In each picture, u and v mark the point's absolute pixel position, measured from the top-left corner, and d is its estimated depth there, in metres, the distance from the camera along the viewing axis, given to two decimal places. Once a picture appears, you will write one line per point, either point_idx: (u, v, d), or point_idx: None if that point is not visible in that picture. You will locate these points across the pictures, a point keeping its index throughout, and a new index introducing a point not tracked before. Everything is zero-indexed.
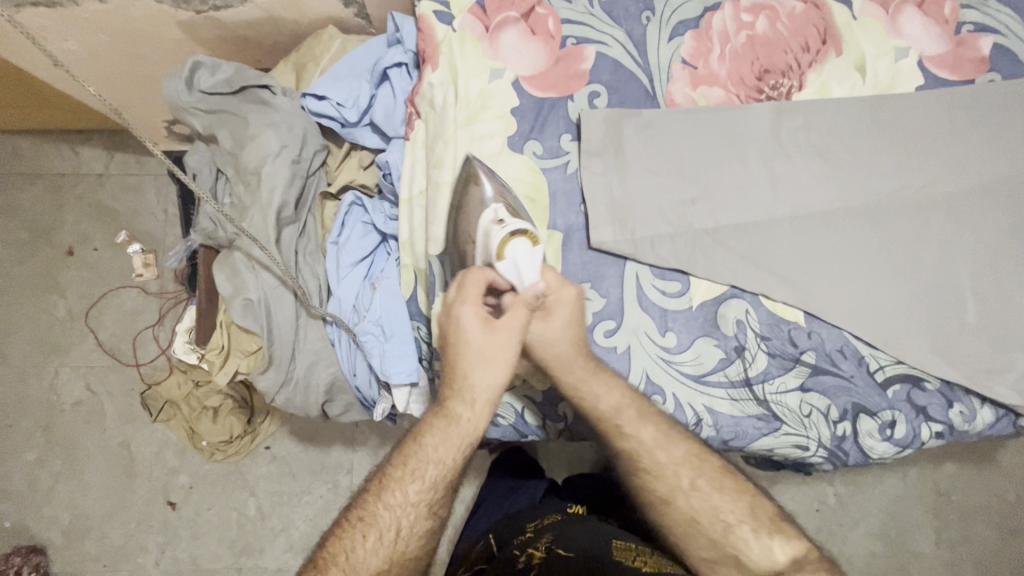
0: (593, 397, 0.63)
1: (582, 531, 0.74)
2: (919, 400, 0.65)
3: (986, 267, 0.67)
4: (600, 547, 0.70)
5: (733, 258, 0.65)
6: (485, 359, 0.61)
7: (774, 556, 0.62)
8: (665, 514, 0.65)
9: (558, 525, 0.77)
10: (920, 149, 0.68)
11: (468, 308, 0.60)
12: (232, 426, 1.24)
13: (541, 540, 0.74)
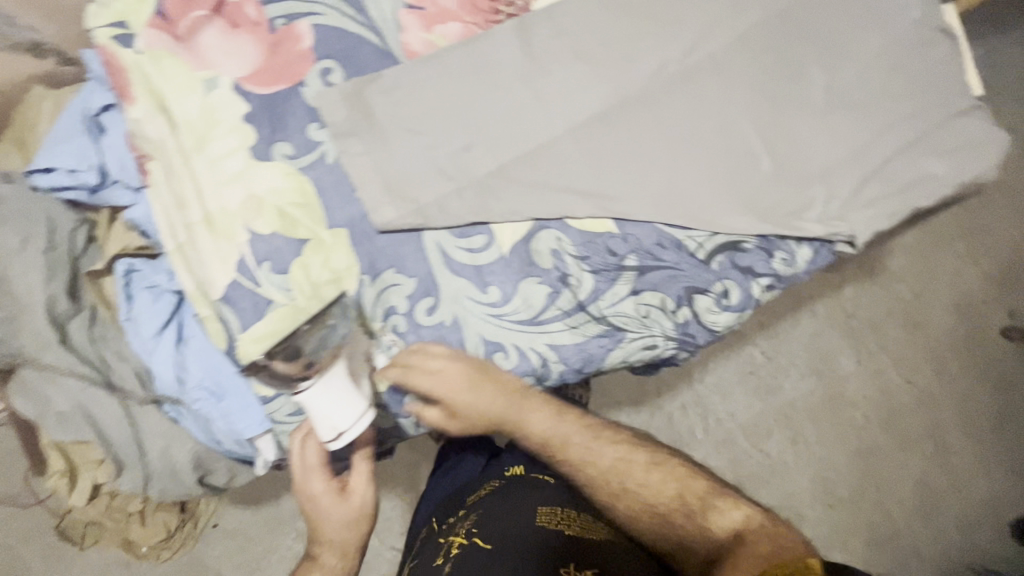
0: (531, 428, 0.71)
1: (505, 512, 0.75)
2: (743, 262, 0.67)
3: (765, 114, 0.68)
4: (518, 530, 0.71)
5: (526, 191, 0.63)
6: (342, 523, 0.70)
7: (714, 529, 0.66)
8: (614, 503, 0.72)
9: (490, 501, 0.78)
10: (672, 18, 0.67)
11: (314, 485, 0.67)
12: (166, 522, 1.14)
13: (466, 521, 0.76)
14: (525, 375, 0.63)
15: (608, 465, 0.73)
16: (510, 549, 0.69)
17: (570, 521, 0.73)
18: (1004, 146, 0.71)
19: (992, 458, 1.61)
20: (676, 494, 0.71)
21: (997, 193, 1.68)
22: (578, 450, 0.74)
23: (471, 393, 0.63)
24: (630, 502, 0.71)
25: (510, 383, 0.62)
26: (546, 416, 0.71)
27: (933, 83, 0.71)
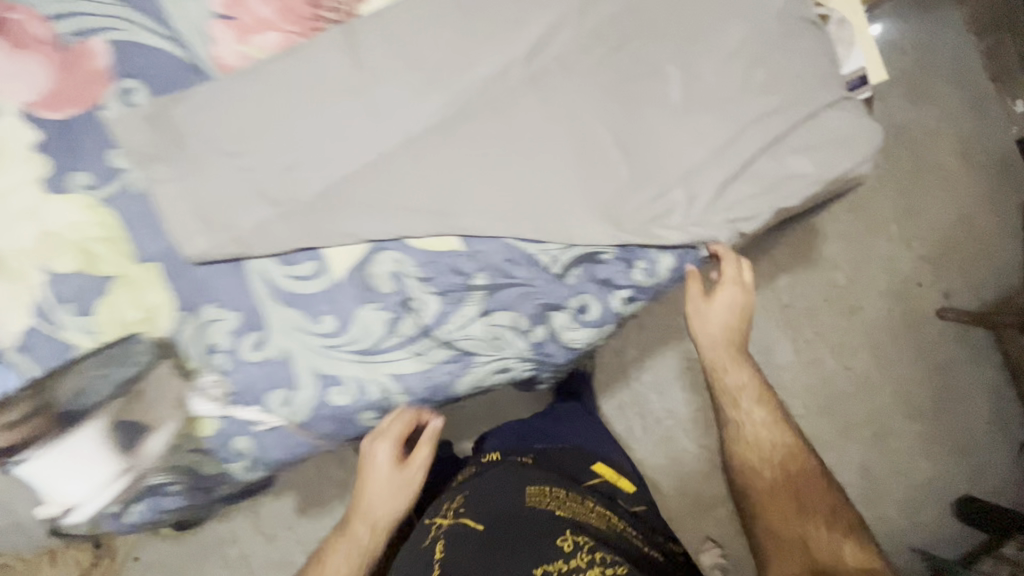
0: (731, 379, 0.88)
1: (495, 491, 0.84)
2: (601, 274, 0.64)
3: (621, 116, 0.64)
4: (506, 512, 0.80)
5: (358, 212, 0.59)
6: (388, 501, 0.79)
7: (842, 552, 0.75)
8: (751, 484, 0.85)
9: (478, 484, 0.86)
10: (514, 19, 0.62)
11: (380, 449, 0.72)
12: (77, 559, 1.25)
13: (454, 502, 0.84)
14: (367, 409, 0.59)
15: (769, 424, 0.88)
16: (507, 525, 0.79)
17: (561, 500, 0.83)
18: (872, 138, 0.69)
19: (930, 439, 1.62)
20: (791, 485, 0.83)
21: (930, 175, 1.67)
22: (743, 383, 0.88)
23: (721, 305, 0.85)
24: (765, 492, 0.83)
25: (350, 418, 0.59)
26: (743, 376, 0.88)
27: (794, 78, 0.68)
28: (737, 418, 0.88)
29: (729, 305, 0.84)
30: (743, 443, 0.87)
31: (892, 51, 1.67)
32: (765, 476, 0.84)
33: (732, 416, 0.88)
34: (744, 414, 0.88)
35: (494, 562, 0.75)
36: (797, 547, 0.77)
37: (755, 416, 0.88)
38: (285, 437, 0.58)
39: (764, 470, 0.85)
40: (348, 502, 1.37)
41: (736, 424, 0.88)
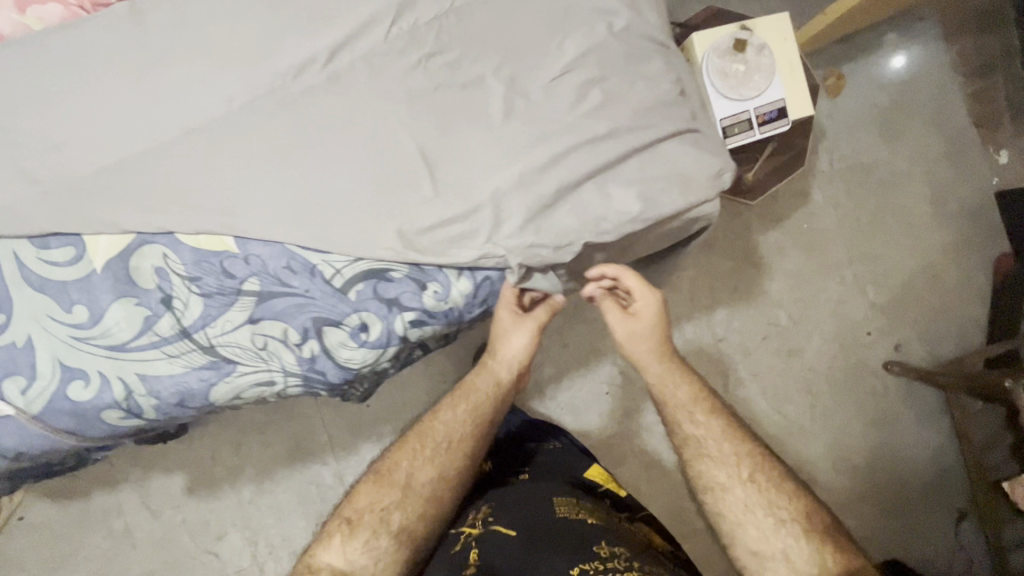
0: (670, 396, 0.79)
1: (520, 500, 0.80)
2: (387, 293, 0.59)
3: (427, 125, 0.60)
4: (540, 521, 0.76)
5: (121, 200, 0.56)
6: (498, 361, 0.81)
7: (823, 563, 0.67)
8: (720, 501, 0.73)
9: (514, 493, 0.82)
10: (319, 13, 0.59)
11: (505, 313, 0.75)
12: None
13: (482, 511, 0.80)
14: (111, 407, 0.56)
15: (725, 452, 0.75)
16: (540, 537, 0.74)
17: (587, 511, 0.79)
18: (720, 172, 0.64)
19: (864, 505, 1.44)
20: (751, 502, 0.72)
21: (899, 221, 1.54)
22: (684, 409, 0.78)
23: (635, 322, 0.78)
24: (732, 511, 0.72)
25: (91, 415, 0.56)
26: (686, 391, 0.79)
27: (639, 99, 0.63)
28: (705, 462, 0.76)
29: (648, 331, 0.77)
30: (699, 458, 0.76)
31: (876, 81, 1.54)
32: (741, 520, 0.71)
33: (686, 431, 0.77)
34: (696, 433, 0.77)
35: (537, 565, 0.70)
36: (776, 561, 0.69)
37: (712, 448, 0.76)
38: (20, 425, 0.56)
39: (746, 504, 0.72)
40: (236, 491, 1.35)
41: (699, 455, 0.76)
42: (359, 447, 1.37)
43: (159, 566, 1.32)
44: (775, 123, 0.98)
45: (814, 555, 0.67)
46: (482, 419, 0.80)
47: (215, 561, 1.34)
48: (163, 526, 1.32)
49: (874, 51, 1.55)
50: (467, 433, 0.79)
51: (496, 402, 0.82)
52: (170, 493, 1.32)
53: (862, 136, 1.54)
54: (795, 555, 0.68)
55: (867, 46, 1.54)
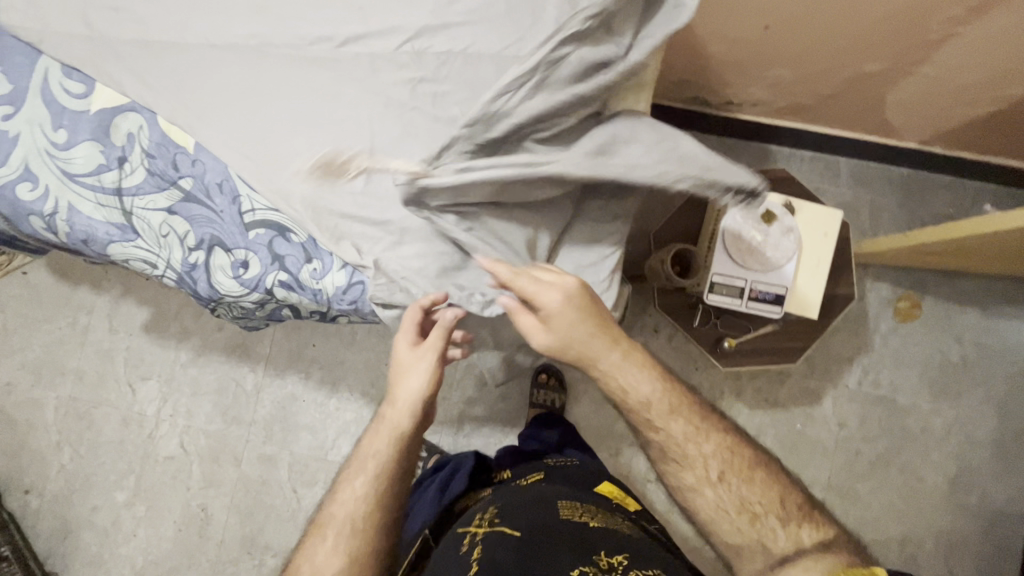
0: (626, 391, 0.67)
1: (525, 501, 0.71)
2: (278, 249, 0.65)
3: (388, 132, 0.65)
4: (547, 518, 0.67)
5: (134, 72, 0.66)
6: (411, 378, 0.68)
7: (798, 542, 0.59)
8: (693, 506, 0.65)
9: (512, 496, 0.73)
10: (355, 7, 0.66)
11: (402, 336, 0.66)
12: None
13: (487, 512, 0.71)
14: (37, 216, 0.67)
15: (697, 438, 0.66)
16: (540, 532, 0.65)
17: (593, 514, 0.70)
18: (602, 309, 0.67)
19: None
20: (725, 501, 0.63)
21: (896, 478, 1.29)
22: (641, 390, 0.66)
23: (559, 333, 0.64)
24: (722, 526, 0.63)
25: (21, 212, 0.67)
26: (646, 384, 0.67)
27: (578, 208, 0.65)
28: (677, 457, 0.66)
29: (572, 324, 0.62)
30: (674, 459, 0.66)
31: (953, 330, 1.33)
32: (719, 516, 0.63)
33: (655, 435, 0.66)
34: (672, 431, 0.66)
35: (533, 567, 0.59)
36: (754, 549, 0.61)
37: (681, 436, 0.66)
38: None
39: (721, 498, 0.63)
40: (177, 350, 1.48)
41: (675, 454, 0.66)
42: (288, 374, 1.46)
43: (91, 371, 1.48)
44: (767, 306, 0.93)
45: (794, 538, 0.60)
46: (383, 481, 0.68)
47: (129, 395, 1.48)
48: (111, 343, 1.48)
49: (969, 300, 1.34)
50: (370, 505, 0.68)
51: (399, 448, 0.68)
52: (130, 321, 1.48)
53: (904, 375, 1.32)
54: (772, 540, 0.60)
55: (964, 292, 1.34)
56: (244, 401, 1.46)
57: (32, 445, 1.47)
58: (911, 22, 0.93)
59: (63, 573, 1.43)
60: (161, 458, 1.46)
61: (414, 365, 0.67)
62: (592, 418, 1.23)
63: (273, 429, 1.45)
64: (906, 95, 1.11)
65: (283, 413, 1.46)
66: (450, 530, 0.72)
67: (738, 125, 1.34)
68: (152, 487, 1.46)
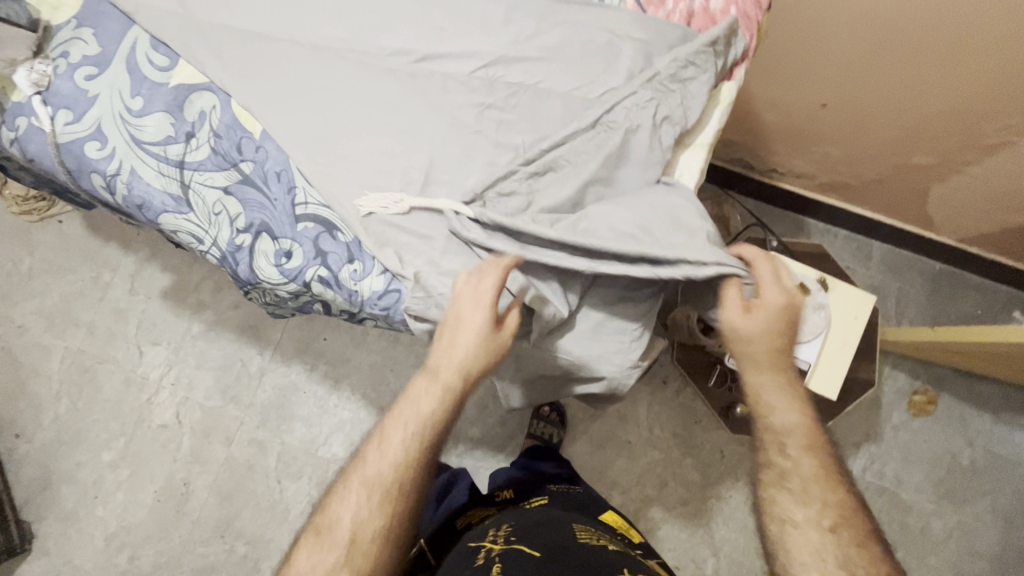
0: (769, 417, 0.68)
1: (540, 522, 0.73)
2: (322, 245, 0.66)
3: (448, 151, 0.66)
4: (561, 539, 0.69)
5: (217, 54, 0.69)
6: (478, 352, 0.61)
7: None
8: (785, 537, 0.65)
9: (527, 516, 0.75)
10: (434, 26, 0.68)
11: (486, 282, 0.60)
12: None
13: (500, 529, 0.73)
14: (100, 175, 0.69)
15: (811, 491, 0.65)
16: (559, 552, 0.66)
17: (606, 540, 0.73)
18: (630, 358, 0.65)
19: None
20: (825, 550, 0.62)
21: None
22: (785, 424, 0.67)
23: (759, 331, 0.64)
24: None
25: (85, 169, 0.69)
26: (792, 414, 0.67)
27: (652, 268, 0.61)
28: (782, 484, 0.67)
29: (775, 325, 0.63)
30: (778, 486, 0.67)
31: (966, 432, 1.30)
32: (805, 563, 0.63)
33: (772, 457, 0.68)
34: (786, 464, 0.67)
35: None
36: None
37: (796, 475, 0.67)
38: (44, 141, 0.69)
39: (818, 547, 0.63)
40: (189, 321, 1.50)
41: (781, 486, 0.67)
42: (293, 363, 1.47)
43: (103, 328, 1.50)
44: None
45: None
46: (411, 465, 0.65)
47: (135, 357, 1.48)
48: (128, 303, 1.50)
49: (987, 405, 1.32)
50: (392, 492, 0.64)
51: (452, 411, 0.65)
52: (150, 285, 1.50)
53: (913, 472, 1.28)
54: None
55: (982, 397, 1.32)
56: (245, 383, 1.46)
57: (31, 390, 1.48)
58: (970, 120, 0.94)
59: (35, 523, 1.42)
60: (154, 425, 1.46)
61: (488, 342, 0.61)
62: (589, 460, 1.21)
63: (269, 416, 1.45)
64: (953, 190, 1.11)
65: (281, 402, 1.45)
66: (461, 544, 0.73)
67: (779, 194, 1.35)
68: (139, 452, 1.45)
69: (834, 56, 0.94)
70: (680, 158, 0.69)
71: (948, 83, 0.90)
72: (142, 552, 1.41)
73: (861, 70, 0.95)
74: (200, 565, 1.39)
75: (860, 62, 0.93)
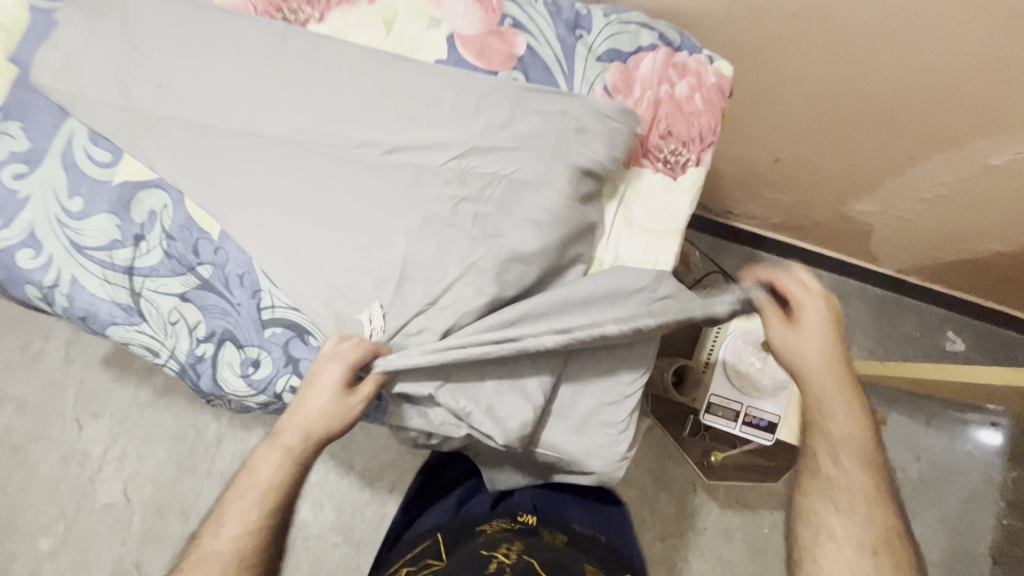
0: (840, 436, 0.59)
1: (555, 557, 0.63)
2: (294, 352, 0.63)
3: (423, 244, 0.63)
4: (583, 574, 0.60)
5: (166, 148, 0.64)
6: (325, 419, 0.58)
7: None
8: (817, 561, 0.55)
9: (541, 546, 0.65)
10: (402, 115, 0.66)
11: (337, 364, 0.59)
12: None
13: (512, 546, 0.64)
14: (35, 284, 0.63)
15: (865, 518, 0.56)
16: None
17: None
18: (620, 448, 0.64)
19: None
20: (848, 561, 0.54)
21: None
22: (846, 432, 0.59)
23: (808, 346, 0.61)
24: None
25: (17, 279, 0.63)
26: (848, 424, 0.59)
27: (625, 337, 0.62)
28: (825, 488, 0.58)
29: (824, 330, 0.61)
30: (812, 485, 0.59)
31: (915, 448, 1.29)
32: None
33: (822, 467, 0.59)
34: (831, 475, 0.58)
35: None
36: None
37: (840, 499, 0.57)
38: None
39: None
40: (135, 387, 1.39)
41: (829, 503, 0.57)
42: (253, 425, 1.39)
43: (35, 401, 1.37)
44: (760, 431, 0.95)
45: None
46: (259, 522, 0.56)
47: (72, 431, 1.36)
48: (63, 372, 1.38)
49: None
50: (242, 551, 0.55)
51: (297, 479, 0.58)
52: (90, 351, 1.39)
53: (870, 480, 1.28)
54: None
55: None
56: (200, 450, 1.37)
57: None
58: (913, 156, 0.94)
59: None
60: (99, 505, 1.34)
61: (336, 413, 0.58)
62: None
63: (228, 485, 1.36)
64: (900, 227, 1.15)
65: (242, 469, 1.36)
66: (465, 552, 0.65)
67: (738, 232, 1.39)
68: (83, 536, 1.33)
69: (791, 117, 0.96)
70: (652, 244, 0.69)
71: (889, 128, 0.91)
72: None
73: (817, 130, 0.96)
74: None
75: (813, 126, 0.95)
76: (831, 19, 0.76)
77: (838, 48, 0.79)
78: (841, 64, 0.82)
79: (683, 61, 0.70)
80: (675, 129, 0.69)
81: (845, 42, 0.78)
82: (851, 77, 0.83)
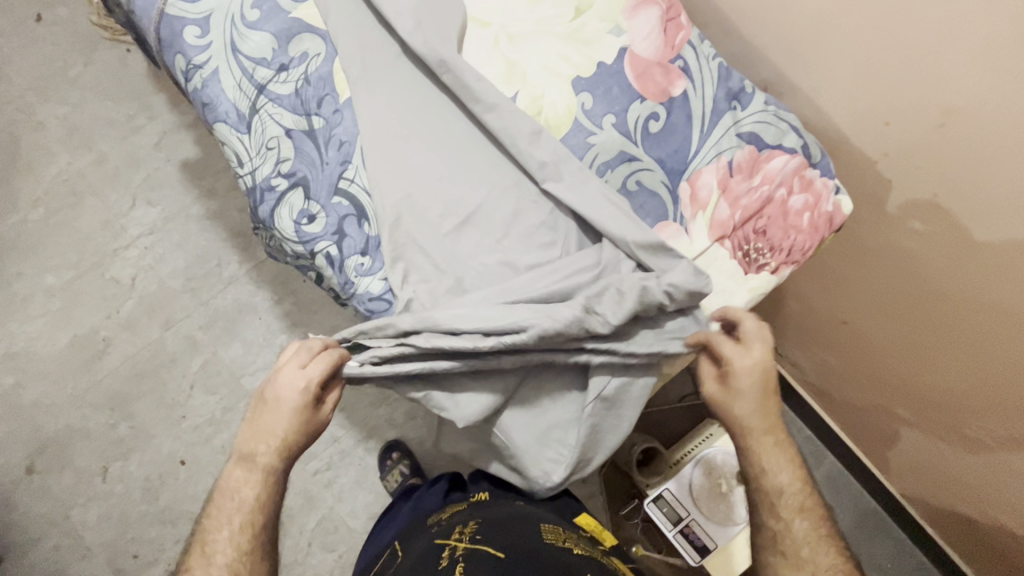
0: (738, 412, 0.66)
1: (507, 522, 0.71)
2: (346, 228, 0.67)
3: (502, 204, 0.68)
4: (528, 543, 0.67)
5: (345, 14, 0.71)
6: (294, 432, 0.65)
7: None
8: None
9: (495, 519, 0.72)
10: (546, 93, 0.71)
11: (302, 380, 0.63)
12: None
13: (468, 527, 0.71)
14: (184, 57, 0.70)
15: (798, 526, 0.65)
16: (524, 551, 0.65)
17: (577, 543, 0.70)
18: (551, 478, 0.66)
19: None
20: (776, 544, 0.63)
21: None
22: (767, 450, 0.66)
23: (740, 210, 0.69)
24: None
25: (175, 47, 0.70)
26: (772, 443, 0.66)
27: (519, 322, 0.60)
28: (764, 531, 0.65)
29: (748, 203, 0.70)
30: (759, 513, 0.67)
31: None
32: None
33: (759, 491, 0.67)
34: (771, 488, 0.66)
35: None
36: None
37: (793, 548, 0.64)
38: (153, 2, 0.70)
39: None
40: (192, 198, 1.48)
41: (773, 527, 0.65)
42: (265, 286, 1.45)
43: (110, 164, 1.48)
44: (689, 549, 0.92)
45: None
46: (257, 520, 0.64)
47: (124, 204, 1.47)
48: (146, 154, 1.49)
49: None
50: (243, 542, 0.63)
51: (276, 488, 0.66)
52: (176, 150, 1.50)
53: None
54: None
55: None
56: (212, 281, 1.45)
57: (15, 183, 1.46)
58: (972, 404, 0.85)
59: None
60: (107, 276, 1.44)
61: (303, 426, 0.65)
62: None
63: (216, 323, 1.43)
64: (947, 482, 1.00)
65: (234, 316, 1.43)
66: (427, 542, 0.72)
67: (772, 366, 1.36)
68: (79, 293, 1.43)
69: (875, 280, 0.89)
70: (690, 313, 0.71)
71: (965, 360, 0.82)
72: (31, 383, 1.38)
73: (895, 309, 0.88)
74: (77, 425, 1.37)
75: (912, 317, 0.86)
76: (974, 206, 0.69)
77: (961, 237, 0.72)
78: (950, 254, 0.75)
79: (813, 178, 0.71)
80: (770, 233, 0.70)
81: (986, 249, 0.70)
82: (954, 275, 0.76)
